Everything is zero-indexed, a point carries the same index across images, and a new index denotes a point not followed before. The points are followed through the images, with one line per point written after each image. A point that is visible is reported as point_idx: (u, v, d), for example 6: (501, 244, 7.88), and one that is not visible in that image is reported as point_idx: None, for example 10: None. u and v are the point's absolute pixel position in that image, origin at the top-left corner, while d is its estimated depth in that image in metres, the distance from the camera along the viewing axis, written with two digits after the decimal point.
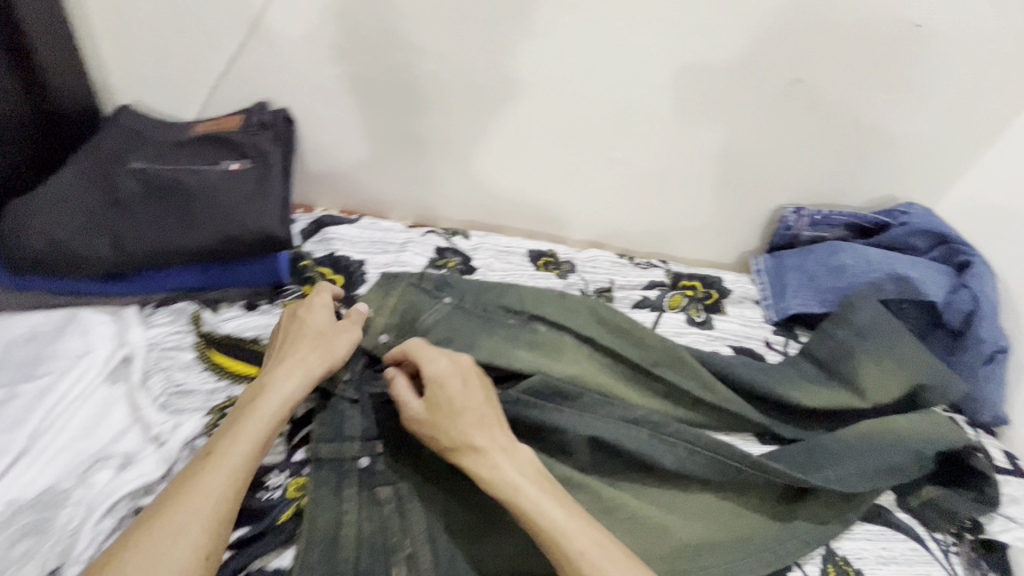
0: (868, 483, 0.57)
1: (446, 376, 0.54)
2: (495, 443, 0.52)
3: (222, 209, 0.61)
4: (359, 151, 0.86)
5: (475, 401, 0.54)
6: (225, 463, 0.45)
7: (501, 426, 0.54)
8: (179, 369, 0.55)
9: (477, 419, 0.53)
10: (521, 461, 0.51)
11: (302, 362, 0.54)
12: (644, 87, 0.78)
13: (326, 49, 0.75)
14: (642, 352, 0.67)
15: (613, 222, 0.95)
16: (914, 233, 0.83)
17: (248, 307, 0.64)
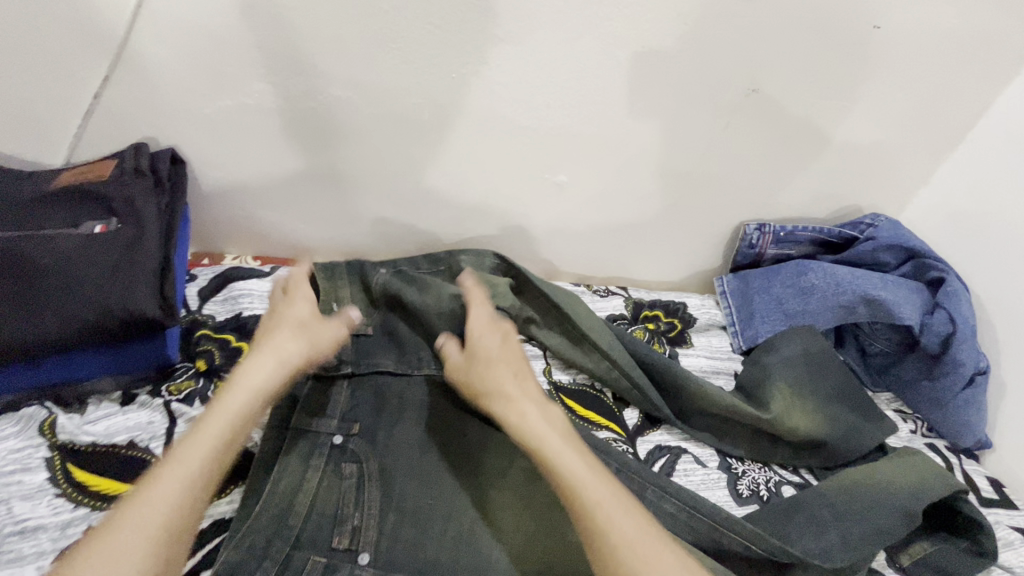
0: (854, 554, 0.51)
1: (484, 331, 0.59)
2: (525, 394, 0.54)
3: (79, 289, 0.49)
4: (269, 189, 0.75)
5: (506, 354, 0.57)
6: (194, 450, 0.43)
7: (532, 381, 0.56)
8: (21, 500, 0.44)
9: (513, 373, 0.55)
10: (549, 415, 0.52)
11: (280, 349, 0.53)
12: (587, 105, 0.70)
13: (213, 78, 0.63)
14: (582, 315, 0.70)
15: (565, 248, 0.88)
16: (882, 248, 0.78)
17: (124, 399, 0.53)
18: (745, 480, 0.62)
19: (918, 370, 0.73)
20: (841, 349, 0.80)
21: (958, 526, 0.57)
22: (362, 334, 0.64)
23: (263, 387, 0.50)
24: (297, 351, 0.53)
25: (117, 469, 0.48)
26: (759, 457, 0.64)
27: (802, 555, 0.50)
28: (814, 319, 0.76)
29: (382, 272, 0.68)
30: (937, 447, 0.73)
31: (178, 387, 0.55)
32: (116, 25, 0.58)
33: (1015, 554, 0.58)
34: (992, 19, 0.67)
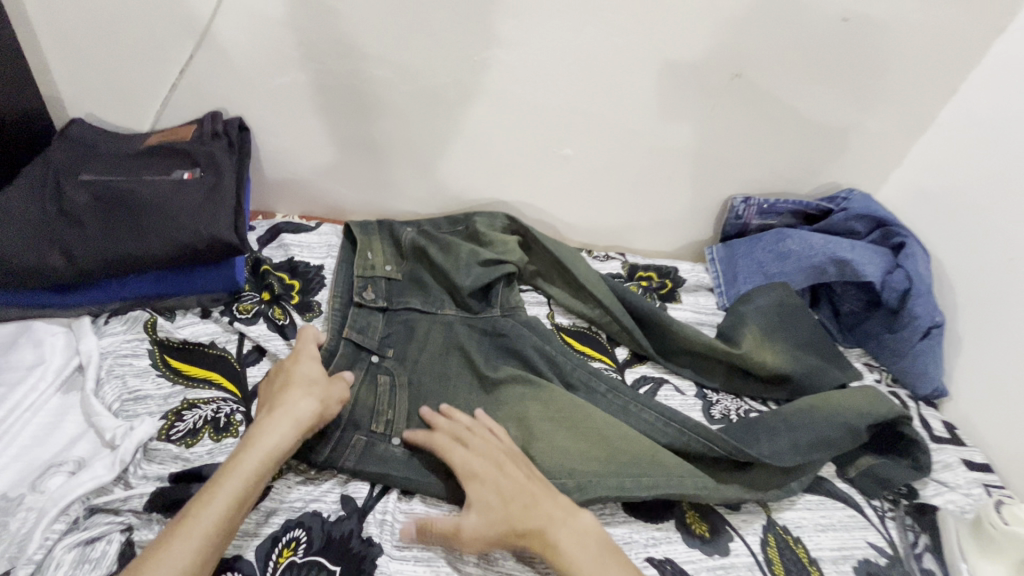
0: (801, 457, 0.61)
1: (484, 473, 0.52)
2: (551, 518, 0.50)
3: (175, 219, 0.62)
4: (315, 157, 0.87)
5: (517, 483, 0.52)
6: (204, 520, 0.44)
7: (551, 496, 0.52)
8: (134, 375, 0.56)
9: (530, 502, 0.51)
10: (576, 529, 0.50)
11: (294, 409, 0.53)
12: (589, 87, 0.81)
13: (275, 57, 0.76)
14: (580, 269, 0.80)
15: (570, 218, 0.98)
16: (854, 218, 0.87)
17: (203, 313, 0.65)
18: (717, 407, 0.72)
19: (882, 324, 0.83)
20: (816, 309, 0.89)
21: (899, 447, 0.66)
22: (391, 281, 0.75)
23: (278, 449, 0.50)
24: (313, 409, 0.53)
25: (203, 360, 0.60)
26: (731, 388, 0.74)
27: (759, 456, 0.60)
28: (789, 279, 0.86)
29: (408, 230, 0.80)
30: (900, 395, 0.81)
31: (246, 308, 0.67)
32: (201, 13, 0.71)
33: (951, 473, 0.67)
34: (950, 13, 0.77)
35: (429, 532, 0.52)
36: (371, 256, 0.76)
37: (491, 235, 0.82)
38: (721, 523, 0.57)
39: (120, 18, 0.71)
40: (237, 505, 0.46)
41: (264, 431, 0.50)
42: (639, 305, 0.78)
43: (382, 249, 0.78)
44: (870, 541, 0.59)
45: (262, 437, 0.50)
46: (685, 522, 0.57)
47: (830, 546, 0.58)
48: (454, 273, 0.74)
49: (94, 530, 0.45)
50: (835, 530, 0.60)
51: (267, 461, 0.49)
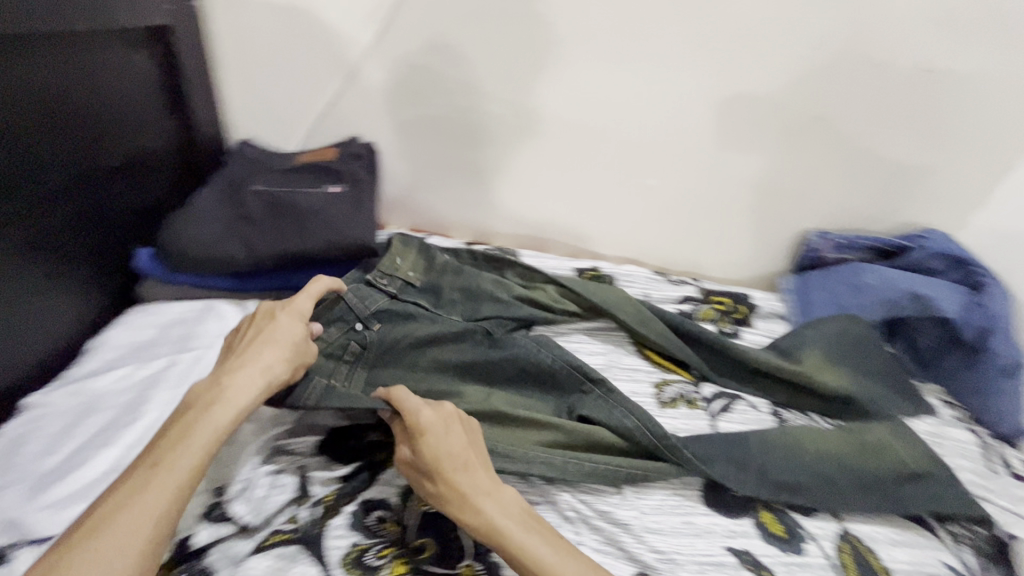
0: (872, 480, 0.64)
1: (431, 428, 0.53)
2: (481, 488, 0.51)
3: (328, 222, 0.75)
4: (426, 178, 1.00)
5: (456, 446, 0.53)
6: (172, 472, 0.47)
7: (484, 469, 0.53)
8: None
9: (463, 466, 0.52)
10: (506, 503, 0.51)
11: (267, 371, 0.56)
12: (674, 124, 0.90)
13: (406, 92, 0.90)
14: (618, 304, 0.81)
15: (649, 243, 1.05)
16: (931, 254, 0.91)
17: None
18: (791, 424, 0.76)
19: (959, 361, 0.86)
20: (891, 343, 0.91)
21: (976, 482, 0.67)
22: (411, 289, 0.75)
23: (248, 405, 0.53)
24: (272, 373, 0.56)
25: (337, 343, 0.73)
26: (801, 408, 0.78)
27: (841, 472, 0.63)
28: (865, 312, 0.89)
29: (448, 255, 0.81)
30: (978, 433, 0.82)
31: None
32: (355, 56, 0.87)
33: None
34: None
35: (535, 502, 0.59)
36: (399, 265, 0.76)
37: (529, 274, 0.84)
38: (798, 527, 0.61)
39: (295, 60, 0.88)
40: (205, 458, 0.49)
41: (224, 392, 0.53)
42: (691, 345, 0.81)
43: (414, 262, 0.78)
44: (944, 561, 0.61)
45: (234, 393, 0.53)
46: (761, 522, 0.62)
47: (904, 560, 0.61)
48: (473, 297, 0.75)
49: (276, 464, 0.58)
50: (910, 547, 0.62)
51: (235, 417, 0.52)
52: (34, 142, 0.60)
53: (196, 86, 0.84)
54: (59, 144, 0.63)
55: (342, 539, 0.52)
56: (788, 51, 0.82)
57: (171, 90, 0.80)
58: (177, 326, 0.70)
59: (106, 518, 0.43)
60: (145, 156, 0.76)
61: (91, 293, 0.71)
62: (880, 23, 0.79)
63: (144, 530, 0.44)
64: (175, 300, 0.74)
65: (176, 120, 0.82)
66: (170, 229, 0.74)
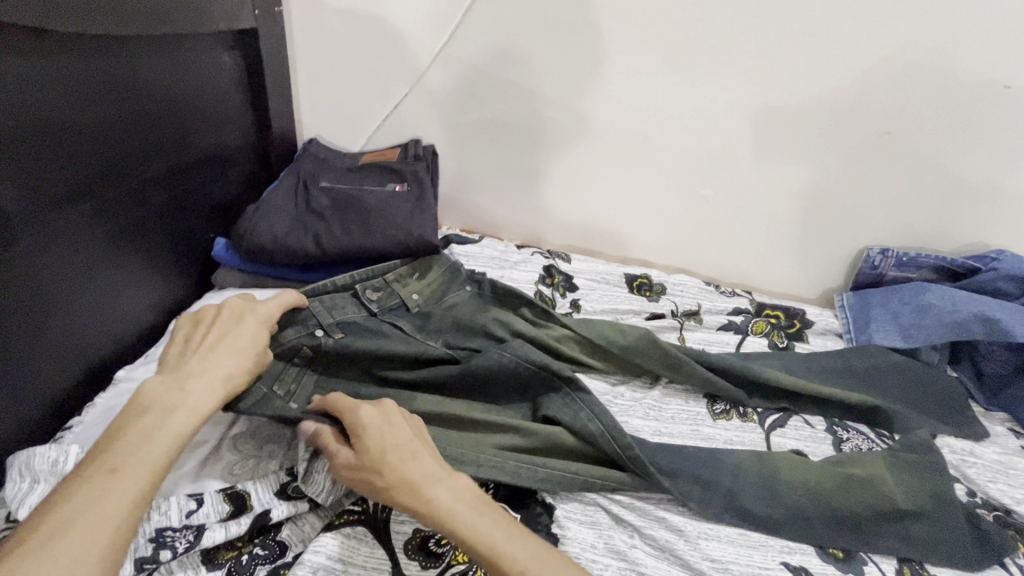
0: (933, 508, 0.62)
1: (370, 422, 0.52)
2: (426, 474, 0.49)
3: (392, 220, 0.78)
4: (481, 179, 1.02)
5: (401, 436, 0.51)
6: (134, 471, 0.44)
7: (433, 457, 0.51)
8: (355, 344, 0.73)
9: (409, 455, 0.50)
10: (458, 489, 0.49)
11: (225, 371, 0.55)
12: (735, 133, 0.89)
13: (469, 97, 0.93)
14: (624, 338, 0.76)
15: (700, 253, 1.04)
16: (1004, 277, 0.88)
17: None
18: (848, 443, 0.73)
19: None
20: (955, 367, 0.88)
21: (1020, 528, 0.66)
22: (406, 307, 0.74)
23: (206, 407, 0.51)
24: (230, 380, 0.55)
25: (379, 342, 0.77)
26: (858, 427, 0.76)
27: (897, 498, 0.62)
28: (929, 332, 0.86)
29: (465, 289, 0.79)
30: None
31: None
32: (422, 61, 0.90)
33: None
34: None
35: (589, 504, 0.60)
36: (411, 281, 0.76)
37: (535, 309, 0.78)
38: (858, 549, 0.59)
39: (364, 64, 0.92)
40: (164, 458, 0.47)
41: (177, 396, 0.51)
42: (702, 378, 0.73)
43: (427, 284, 0.77)
44: None
45: (190, 394, 0.51)
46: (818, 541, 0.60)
47: None
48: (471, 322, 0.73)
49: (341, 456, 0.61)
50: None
51: (194, 417, 0.50)
52: (133, 134, 0.64)
53: (273, 85, 0.88)
54: (154, 138, 0.67)
55: (406, 525, 0.54)
56: (859, 63, 0.81)
57: (250, 89, 0.85)
58: None
59: (55, 528, 0.40)
60: (225, 152, 0.81)
61: (173, 279, 0.75)
62: (958, 37, 0.77)
63: (105, 529, 0.41)
64: (247, 287, 0.78)
65: (254, 117, 0.86)
66: (244, 220, 0.78)
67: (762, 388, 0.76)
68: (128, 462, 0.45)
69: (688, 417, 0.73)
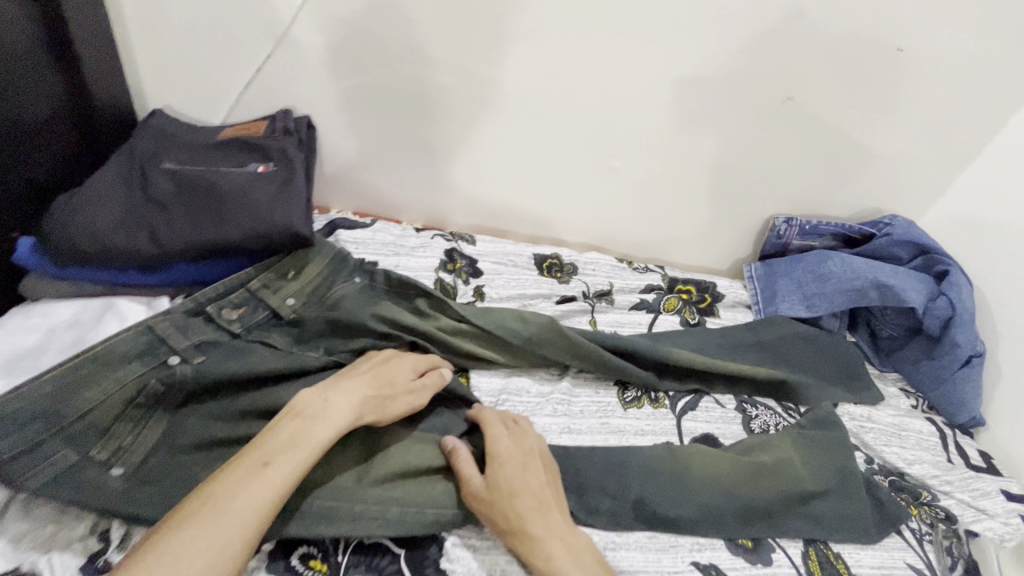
0: (833, 485, 0.62)
1: (508, 458, 0.55)
2: (549, 528, 0.52)
3: (252, 208, 0.66)
4: (370, 153, 0.90)
5: (532, 484, 0.54)
6: (265, 478, 0.47)
7: (558, 509, 0.54)
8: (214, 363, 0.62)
9: (537, 503, 0.53)
10: (575, 549, 0.51)
11: (356, 394, 0.56)
12: (641, 100, 0.84)
13: (345, 60, 0.80)
14: (527, 326, 0.70)
15: (612, 228, 0.99)
16: (896, 243, 0.90)
17: None
18: (757, 421, 0.72)
19: (920, 350, 0.85)
20: (854, 332, 0.90)
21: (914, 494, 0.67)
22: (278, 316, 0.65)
23: (342, 425, 0.53)
24: (363, 401, 0.56)
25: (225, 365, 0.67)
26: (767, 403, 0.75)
27: (801, 475, 0.62)
28: (829, 300, 0.86)
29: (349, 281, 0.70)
30: (937, 421, 0.83)
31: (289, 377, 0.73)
32: (283, 16, 0.76)
33: (989, 501, 0.69)
34: (1003, 49, 0.78)
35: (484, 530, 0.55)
36: (284, 283, 0.66)
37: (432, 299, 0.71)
38: (765, 535, 0.58)
39: (208, 18, 0.75)
40: (301, 469, 0.49)
41: (318, 408, 0.53)
42: (610, 364, 0.69)
43: (307, 282, 0.67)
44: (908, 561, 0.61)
45: (330, 409, 0.54)
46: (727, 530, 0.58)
47: (870, 564, 0.59)
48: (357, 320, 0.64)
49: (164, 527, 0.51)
50: (875, 550, 0.61)
51: (332, 433, 0.52)
52: None
53: (86, 43, 0.70)
54: None
55: None
56: (763, 24, 0.76)
57: (50, 49, 0.67)
58: (63, 333, 0.59)
59: (216, 509, 0.44)
60: (18, 131, 0.64)
61: None
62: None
63: (232, 525, 0.44)
64: (64, 299, 0.63)
65: (61, 85, 0.69)
66: (55, 216, 0.62)
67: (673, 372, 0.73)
68: (271, 463, 0.48)
69: (598, 410, 0.69)
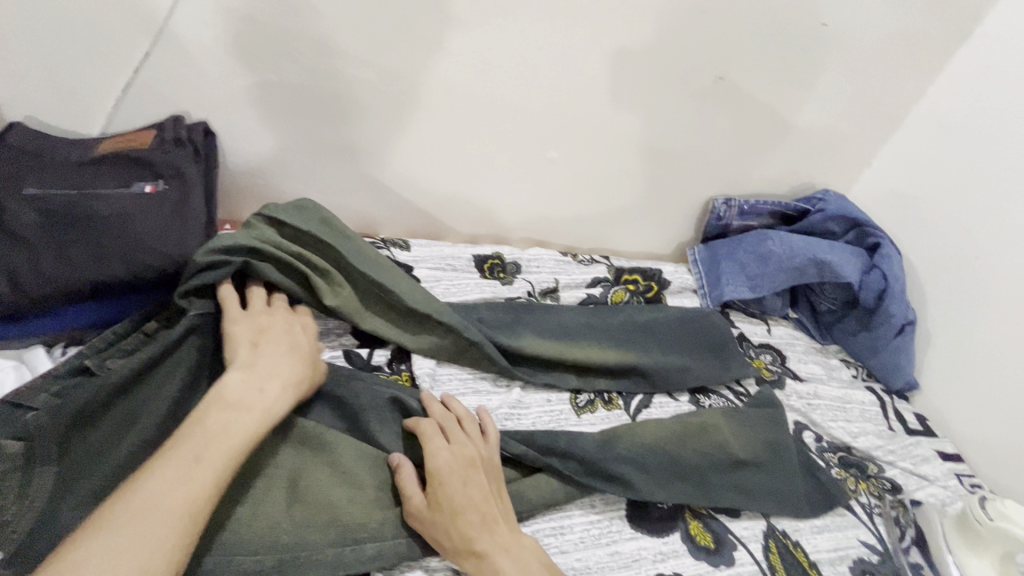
0: (783, 475, 0.63)
1: (447, 474, 0.52)
2: (495, 543, 0.50)
3: (139, 238, 0.58)
4: (283, 158, 0.81)
5: (475, 498, 0.51)
6: (193, 475, 0.43)
7: (504, 522, 0.52)
8: None
9: (482, 521, 0.50)
10: (525, 561, 0.50)
11: (279, 375, 0.52)
12: (574, 87, 0.79)
13: (242, 55, 0.71)
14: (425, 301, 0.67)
15: (554, 220, 0.96)
16: (830, 219, 0.92)
17: None
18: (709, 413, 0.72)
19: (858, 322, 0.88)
20: (795, 308, 0.93)
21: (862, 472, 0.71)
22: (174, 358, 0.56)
23: (269, 415, 0.49)
24: (295, 387, 0.53)
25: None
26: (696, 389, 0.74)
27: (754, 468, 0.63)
28: (772, 281, 0.87)
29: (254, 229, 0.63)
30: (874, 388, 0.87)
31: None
32: (159, 7, 0.66)
33: (930, 467, 0.75)
34: (919, 22, 0.80)
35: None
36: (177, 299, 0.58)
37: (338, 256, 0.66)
38: (724, 532, 0.58)
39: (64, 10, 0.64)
40: (234, 461, 0.46)
41: (244, 400, 0.49)
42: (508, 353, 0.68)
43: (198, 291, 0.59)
44: (861, 538, 0.64)
45: (255, 397, 0.50)
46: (689, 535, 0.58)
47: (827, 547, 0.62)
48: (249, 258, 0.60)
49: None
50: (830, 531, 0.63)
51: (261, 422, 0.49)
52: None
53: None
54: None
55: None
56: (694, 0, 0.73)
57: None
58: None
59: (143, 512, 0.40)
60: None
61: None
62: None
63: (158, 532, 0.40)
64: None
65: None
66: None
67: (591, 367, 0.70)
68: (202, 459, 0.44)
69: (551, 420, 0.66)
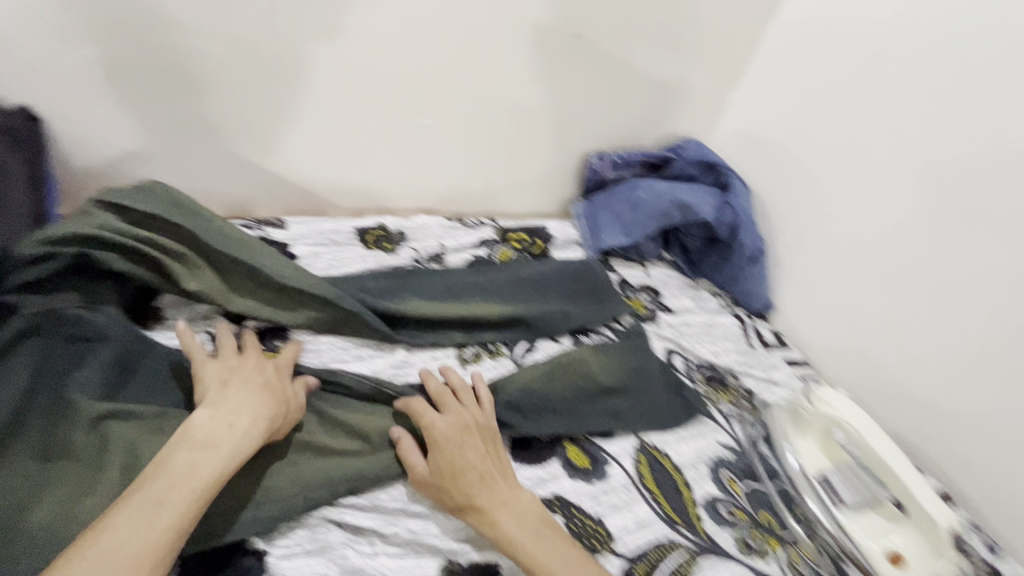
0: (647, 396, 0.71)
1: (448, 439, 0.57)
2: (494, 497, 0.54)
3: None
4: (128, 143, 0.76)
5: (474, 457, 0.56)
6: (155, 512, 0.43)
7: (503, 479, 0.57)
8: None
9: (480, 478, 0.55)
10: (520, 510, 0.54)
11: (248, 409, 0.52)
12: (431, 45, 0.78)
13: (56, 29, 0.65)
14: (288, 271, 0.67)
15: (440, 191, 0.95)
16: (691, 164, 1.00)
17: None
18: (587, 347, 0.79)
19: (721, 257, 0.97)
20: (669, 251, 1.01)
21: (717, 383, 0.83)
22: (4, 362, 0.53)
23: (239, 453, 0.49)
24: (266, 422, 0.53)
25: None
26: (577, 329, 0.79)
27: (621, 389, 0.70)
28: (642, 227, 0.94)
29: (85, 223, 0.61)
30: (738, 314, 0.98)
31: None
32: None
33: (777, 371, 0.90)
34: None
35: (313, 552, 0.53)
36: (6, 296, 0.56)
37: (190, 240, 0.64)
38: (597, 450, 0.67)
39: None
40: (195, 506, 0.45)
41: (222, 437, 0.49)
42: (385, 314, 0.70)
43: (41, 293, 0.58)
44: (718, 441, 0.74)
45: (222, 437, 0.49)
46: (567, 459, 0.65)
47: (687, 452, 0.71)
48: (88, 254, 0.59)
49: None
50: (690, 437, 0.73)
51: (226, 461, 0.48)
52: None
53: None
54: None
55: None
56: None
57: None
58: None
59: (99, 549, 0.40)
60: None
61: None
62: None
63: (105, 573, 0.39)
64: None
65: None
66: None
67: (473, 320, 0.74)
68: (165, 501, 0.44)
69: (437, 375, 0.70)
